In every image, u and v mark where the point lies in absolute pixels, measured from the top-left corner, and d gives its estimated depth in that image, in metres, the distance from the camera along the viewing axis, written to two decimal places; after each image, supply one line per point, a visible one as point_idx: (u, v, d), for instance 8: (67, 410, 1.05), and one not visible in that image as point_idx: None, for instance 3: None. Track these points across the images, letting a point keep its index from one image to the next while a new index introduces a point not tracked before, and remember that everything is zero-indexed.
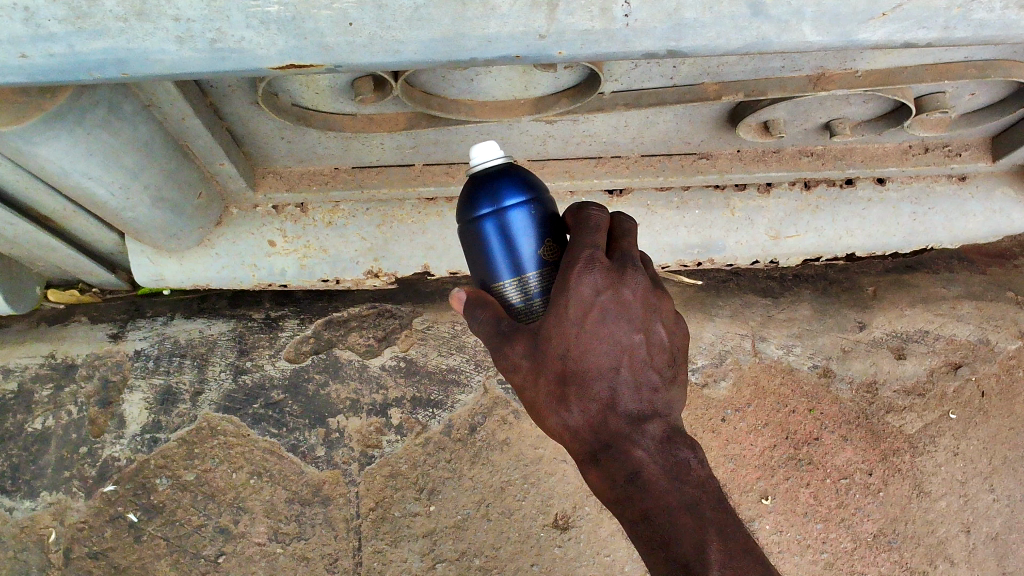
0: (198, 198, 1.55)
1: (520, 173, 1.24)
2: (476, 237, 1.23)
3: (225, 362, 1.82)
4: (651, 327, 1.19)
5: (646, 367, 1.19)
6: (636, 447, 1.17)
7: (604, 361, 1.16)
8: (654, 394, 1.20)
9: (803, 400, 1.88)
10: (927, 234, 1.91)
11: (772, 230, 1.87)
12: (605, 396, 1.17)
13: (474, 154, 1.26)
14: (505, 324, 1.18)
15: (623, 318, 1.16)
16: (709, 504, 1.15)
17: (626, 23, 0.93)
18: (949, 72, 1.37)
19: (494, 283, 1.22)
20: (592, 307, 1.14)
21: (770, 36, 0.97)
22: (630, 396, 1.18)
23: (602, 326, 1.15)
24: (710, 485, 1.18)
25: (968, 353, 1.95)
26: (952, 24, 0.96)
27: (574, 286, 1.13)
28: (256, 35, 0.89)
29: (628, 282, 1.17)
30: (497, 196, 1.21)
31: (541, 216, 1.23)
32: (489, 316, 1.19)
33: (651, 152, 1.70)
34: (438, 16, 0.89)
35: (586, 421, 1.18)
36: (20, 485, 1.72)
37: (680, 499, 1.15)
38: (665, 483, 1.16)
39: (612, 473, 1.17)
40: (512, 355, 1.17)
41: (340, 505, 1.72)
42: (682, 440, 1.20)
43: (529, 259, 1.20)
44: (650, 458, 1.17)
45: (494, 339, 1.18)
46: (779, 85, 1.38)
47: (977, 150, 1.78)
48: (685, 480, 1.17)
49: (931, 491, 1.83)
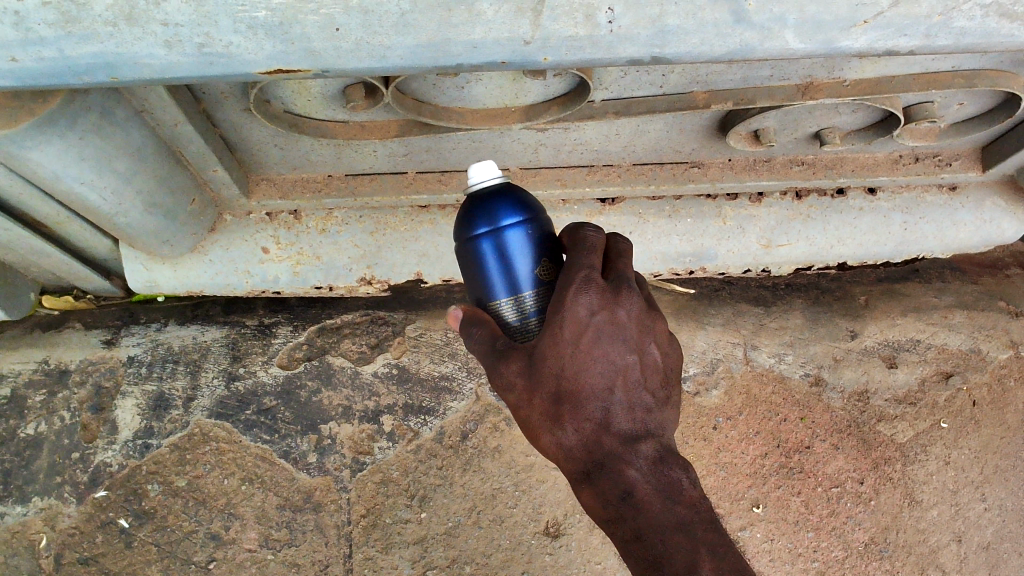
0: (191, 205, 1.56)
1: (517, 193, 1.24)
2: (473, 257, 1.22)
3: (218, 368, 1.83)
4: (645, 347, 1.20)
5: (639, 387, 1.19)
6: (630, 466, 1.17)
7: (598, 380, 1.16)
8: (647, 414, 1.20)
9: (795, 408, 1.89)
10: (916, 243, 1.92)
11: (763, 238, 1.88)
12: (599, 415, 1.17)
13: (472, 173, 1.26)
14: (500, 342, 1.18)
15: (617, 339, 1.17)
16: (701, 524, 1.16)
17: (610, 30, 0.94)
18: (938, 81, 1.37)
19: (491, 302, 1.22)
20: (587, 328, 1.14)
21: (753, 44, 0.98)
22: (624, 415, 1.18)
23: (596, 346, 1.15)
24: (702, 506, 1.18)
25: (959, 362, 1.96)
26: (933, 32, 0.98)
27: (570, 306, 1.13)
28: (243, 40, 0.90)
29: (623, 303, 1.17)
30: (494, 216, 1.21)
31: (538, 235, 1.22)
32: (485, 333, 1.19)
33: (642, 160, 1.71)
34: (424, 22, 0.91)
35: (580, 440, 1.18)
36: (11, 491, 1.72)
37: (673, 519, 1.16)
38: (658, 503, 1.16)
39: (606, 493, 1.17)
40: (506, 373, 1.17)
41: (332, 511, 1.72)
42: (675, 460, 1.19)
43: (526, 278, 1.20)
44: (643, 478, 1.17)
45: (489, 358, 1.18)
46: (768, 94, 1.39)
47: (967, 161, 1.78)
48: (678, 500, 1.17)
49: (922, 500, 1.83)
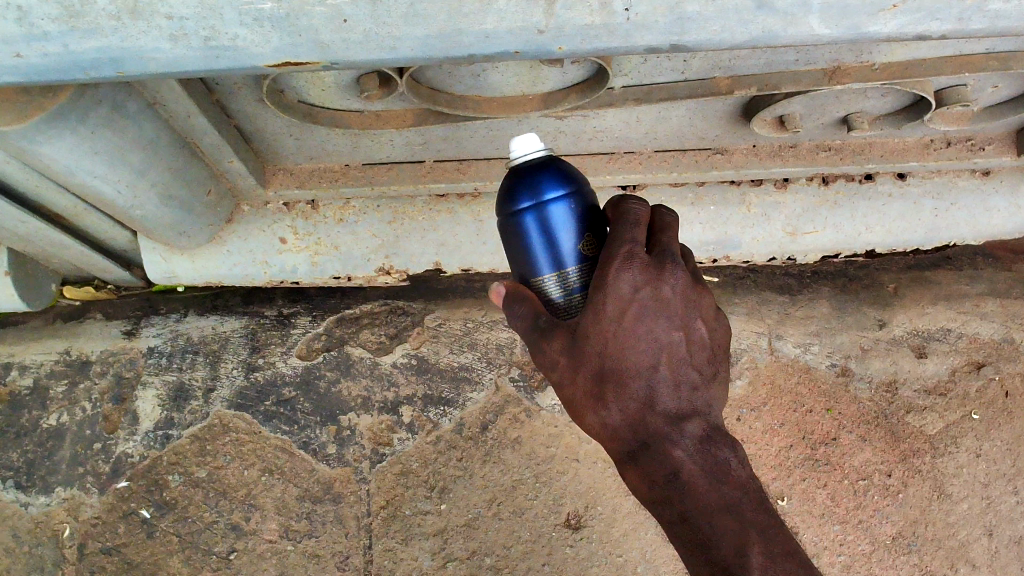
0: (208, 195, 1.55)
1: (561, 166, 1.20)
2: (515, 232, 1.19)
3: (237, 359, 1.83)
4: (690, 324, 1.16)
5: (685, 365, 1.17)
6: (675, 447, 1.15)
7: (642, 359, 1.14)
8: (692, 392, 1.17)
9: (821, 399, 1.85)
10: (948, 229, 1.87)
11: (789, 226, 1.84)
12: (643, 395, 1.15)
13: (513, 145, 1.22)
14: (542, 319, 1.14)
15: (662, 315, 1.13)
16: (749, 504, 1.13)
17: (627, 17, 0.91)
18: (971, 63, 1.33)
19: (534, 279, 1.19)
20: (630, 304, 1.11)
21: (776, 30, 0.94)
22: (669, 394, 1.15)
23: (640, 323, 1.12)
24: (751, 486, 1.16)
25: (992, 352, 1.91)
26: (967, 15, 0.93)
27: (612, 283, 1.10)
28: (250, 33, 0.88)
29: (666, 279, 1.13)
30: (538, 189, 1.17)
31: (582, 210, 1.19)
32: (528, 310, 1.15)
33: (664, 147, 1.68)
34: (434, 12, 0.88)
35: (624, 420, 1.16)
36: (35, 481, 1.74)
37: (720, 500, 1.13)
38: (705, 484, 1.14)
39: (652, 473, 1.15)
40: (549, 352, 1.15)
41: (351, 503, 1.72)
42: (722, 438, 1.17)
43: (570, 253, 1.17)
44: (689, 458, 1.14)
45: (531, 335, 1.15)
46: (793, 79, 1.34)
47: (1002, 144, 1.72)
48: (725, 480, 1.15)
49: (952, 493, 1.79)
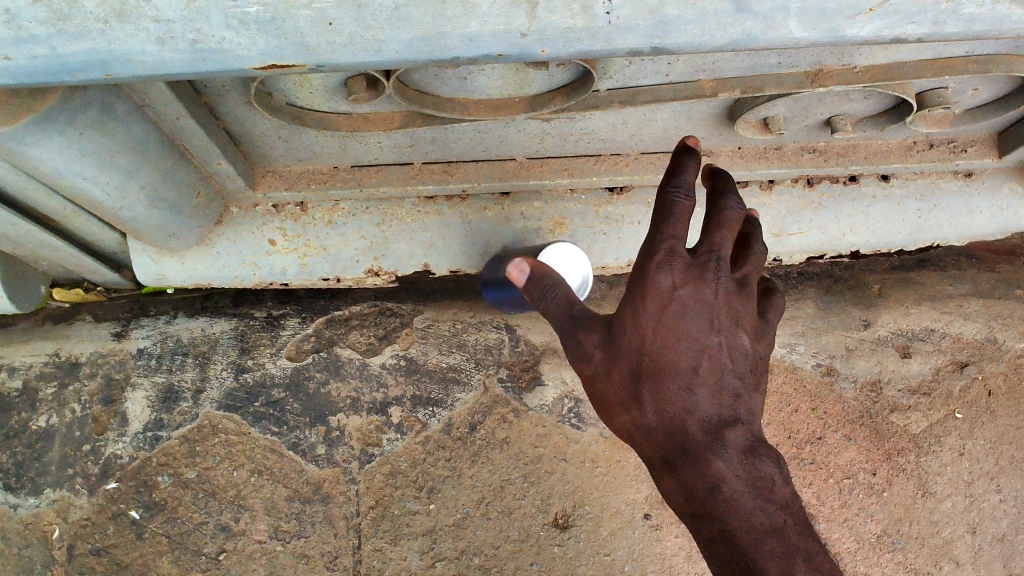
0: (197, 197, 1.56)
1: None
2: None
3: (227, 360, 1.83)
4: (733, 333, 1.18)
5: (726, 373, 1.17)
6: (716, 457, 1.14)
7: (681, 361, 1.15)
8: (734, 403, 1.17)
9: (807, 399, 1.86)
10: (932, 231, 1.88)
11: (775, 227, 1.85)
12: (682, 399, 1.15)
13: None
14: (575, 307, 1.21)
15: (703, 319, 1.15)
16: (794, 528, 1.11)
17: (609, 21, 0.92)
18: (951, 67, 1.35)
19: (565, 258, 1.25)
20: (670, 301, 1.14)
21: (755, 33, 0.96)
22: (709, 401, 1.16)
23: (679, 324, 1.14)
24: (795, 507, 1.14)
25: (974, 351, 1.93)
26: (941, 19, 0.95)
27: (651, 278, 1.13)
28: (236, 36, 0.89)
29: (708, 279, 1.16)
30: None
31: None
32: (562, 296, 1.22)
33: (651, 149, 1.69)
34: (418, 15, 0.89)
35: (660, 423, 1.16)
36: (24, 482, 1.73)
37: (762, 516, 1.11)
38: (748, 499, 1.12)
39: (689, 482, 1.15)
40: (585, 345, 1.19)
41: (340, 503, 1.72)
42: (764, 451, 1.16)
43: None
44: (731, 470, 1.14)
45: (565, 324, 1.21)
46: (776, 82, 1.36)
47: (983, 146, 1.74)
48: (770, 499, 1.13)
49: (936, 491, 1.81)
